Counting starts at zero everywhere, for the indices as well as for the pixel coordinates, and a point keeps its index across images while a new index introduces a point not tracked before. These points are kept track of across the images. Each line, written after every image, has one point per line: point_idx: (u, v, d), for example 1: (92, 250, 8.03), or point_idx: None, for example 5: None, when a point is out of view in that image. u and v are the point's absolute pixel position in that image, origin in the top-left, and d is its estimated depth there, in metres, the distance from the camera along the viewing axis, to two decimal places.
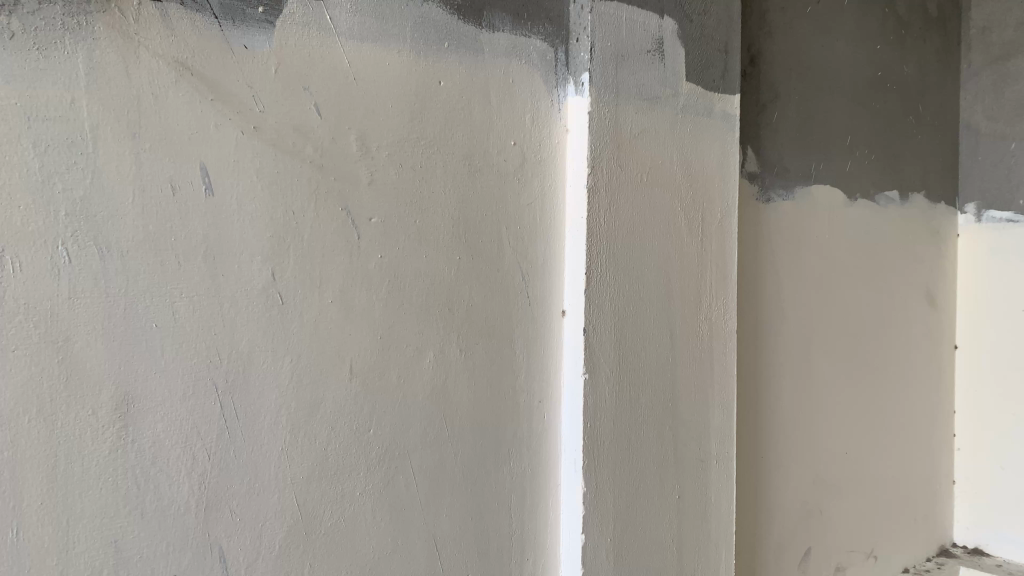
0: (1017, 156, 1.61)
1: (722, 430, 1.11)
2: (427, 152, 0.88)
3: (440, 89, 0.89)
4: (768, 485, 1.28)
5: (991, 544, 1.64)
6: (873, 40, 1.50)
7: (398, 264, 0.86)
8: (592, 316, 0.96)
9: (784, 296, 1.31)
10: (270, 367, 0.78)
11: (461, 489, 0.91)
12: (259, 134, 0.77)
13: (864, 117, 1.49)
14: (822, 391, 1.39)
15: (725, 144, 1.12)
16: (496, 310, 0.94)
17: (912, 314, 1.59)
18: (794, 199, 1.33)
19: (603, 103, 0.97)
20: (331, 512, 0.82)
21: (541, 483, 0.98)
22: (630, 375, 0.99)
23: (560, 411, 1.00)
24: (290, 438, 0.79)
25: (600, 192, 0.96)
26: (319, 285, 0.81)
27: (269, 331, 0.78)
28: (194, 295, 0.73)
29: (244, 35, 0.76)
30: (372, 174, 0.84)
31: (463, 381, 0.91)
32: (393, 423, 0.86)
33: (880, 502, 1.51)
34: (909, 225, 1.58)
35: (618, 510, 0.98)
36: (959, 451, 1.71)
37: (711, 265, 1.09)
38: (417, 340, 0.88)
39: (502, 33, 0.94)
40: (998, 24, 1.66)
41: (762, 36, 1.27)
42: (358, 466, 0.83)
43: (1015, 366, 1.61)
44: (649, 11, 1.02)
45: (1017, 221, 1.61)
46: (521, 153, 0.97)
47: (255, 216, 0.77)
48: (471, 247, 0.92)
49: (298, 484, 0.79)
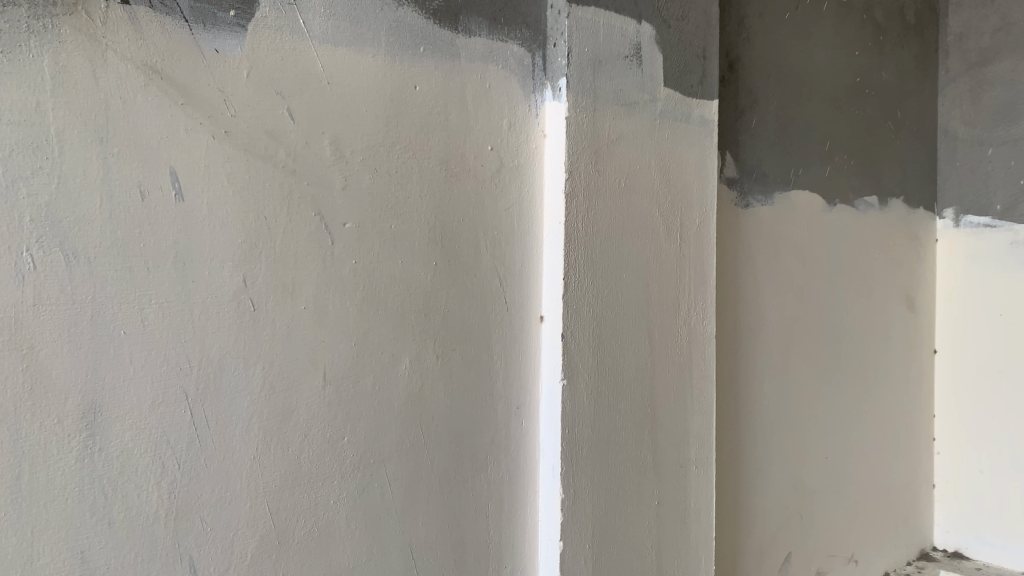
0: (994, 161, 1.63)
1: (701, 435, 1.11)
2: (403, 157, 0.88)
3: (415, 93, 0.89)
4: (748, 490, 1.28)
5: (970, 548, 1.65)
6: (851, 46, 1.51)
7: (373, 269, 0.85)
8: (570, 321, 0.95)
9: (763, 300, 1.32)
10: (242, 374, 0.77)
11: (438, 497, 0.90)
12: (231, 138, 0.76)
13: (843, 123, 1.50)
14: (802, 395, 1.39)
15: (703, 150, 1.12)
16: (473, 315, 0.94)
17: (892, 319, 1.60)
18: (773, 204, 1.33)
19: (580, 108, 0.97)
20: (304, 521, 0.81)
21: (519, 489, 0.98)
22: (608, 380, 0.99)
23: (539, 418, 0.99)
24: (262, 446, 0.78)
25: (578, 197, 0.96)
26: (292, 291, 0.80)
27: (242, 337, 0.77)
28: (163, 301, 0.72)
29: (215, 39, 0.75)
30: (346, 178, 0.83)
31: (440, 388, 0.91)
32: (368, 431, 0.85)
33: (860, 507, 1.51)
34: (888, 229, 1.59)
35: (597, 516, 0.97)
36: (939, 455, 1.71)
37: (689, 270, 1.09)
38: (392, 346, 0.87)
39: (478, 37, 0.94)
40: (975, 31, 1.68)
41: (741, 42, 1.27)
42: (332, 475, 0.82)
43: (993, 370, 1.62)
44: (626, 17, 1.02)
45: (995, 225, 1.62)
46: (498, 158, 0.97)
47: (227, 221, 0.76)
48: (448, 252, 0.92)
49: (271, 493, 0.78)
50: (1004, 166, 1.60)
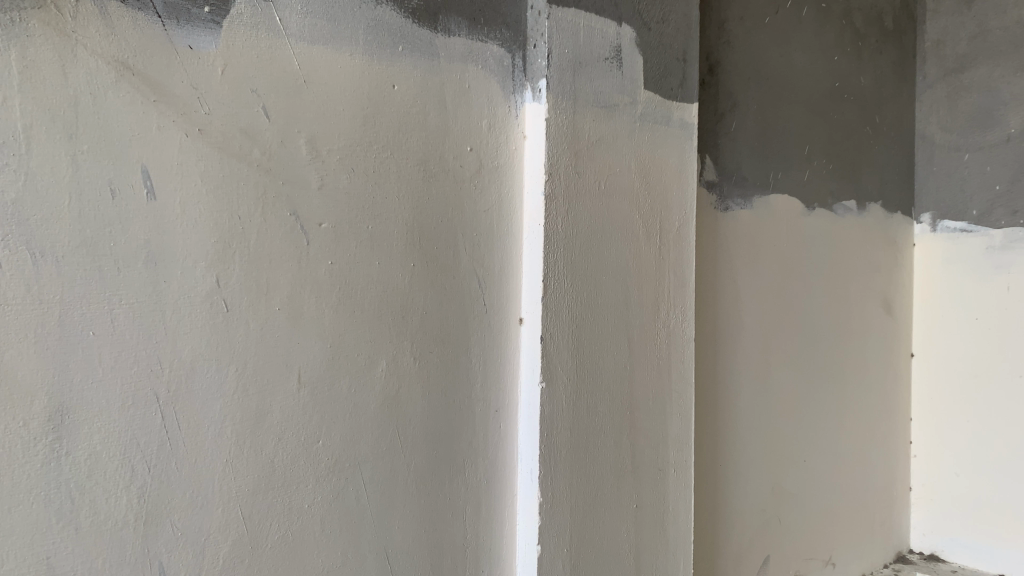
0: (970, 167, 1.64)
1: (680, 438, 1.10)
2: (380, 157, 0.87)
3: (394, 93, 0.88)
4: (726, 493, 1.28)
5: (946, 550, 1.66)
6: (830, 51, 1.52)
7: (350, 271, 0.85)
8: (549, 324, 0.95)
9: (742, 303, 1.32)
10: (215, 376, 0.76)
11: (414, 500, 0.89)
12: (204, 136, 0.75)
13: (822, 127, 1.50)
14: (781, 398, 1.40)
15: (683, 152, 1.12)
16: (451, 317, 0.93)
17: (870, 322, 1.61)
18: (752, 208, 1.34)
19: (560, 110, 0.96)
20: (278, 526, 0.79)
21: (496, 493, 0.97)
22: (587, 383, 0.98)
23: (518, 421, 0.98)
24: (235, 449, 0.77)
25: (558, 198, 0.96)
26: (266, 292, 0.79)
27: (214, 338, 0.76)
28: (134, 301, 0.71)
29: (189, 35, 0.74)
30: (322, 177, 0.82)
31: (417, 391, 0.90)
32: (344, 434, 0.84)
33: (837, 509, 1.52)
34: (866, 233, 1.60)
35: (575, 520, 0.97)
36: (915, 458, 1.72)
37: (669, 272, 1.09)
38: (369, 348, 0.86)
39: (457, 37, 0.93)
40: (952, 38, 1.70)
41: (721, 45, 1.27)
42: (307, 478, 0.81)
43: (970, 374, 1.63)
44: (607, 18, 1.02)
45: (971, 230, 1.63)
46: (478, 159, 0.96)
47: (200, 221, 0.75)
48: (426, 253, 0.91)
49: (243, 497, 0.77)
50: (980, 171, 1.62)
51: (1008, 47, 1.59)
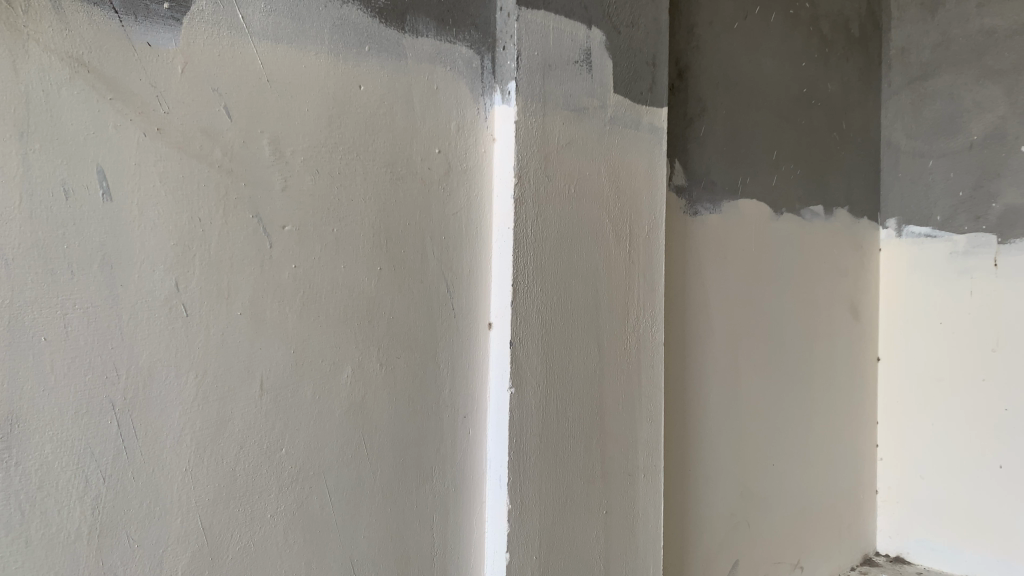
0: (935, 173, 1.68)
1: (649, 443, 1.10)
2: (346, 158, 0.85)
3: (360, 93, 0.87)
4: (696, 497, 1.28)
5: (912, 552, 1.67)
6: (798, 57, 1.53)
7: (314, 274, 0.83)
8: (519, 328, 0.94)
9: (710, 307, 1.32)
10: (173, 382, 0.73)
11: (381, 508, 0.88)
12: (163, 136, 0.73)
13: (790, 132, 1.51)
14: (749, 402, 1.40)
15: (652, 156, 1.12)
16: (419, 322, 0.92)
17: (837, 326, 1.62)
18: (721, 213, 1.34)
19: (530, 113, 0.96)
20: (239, 536, 0.77)
21: (464, 500, 0.95)
22: (557, 387, 0.97)
23: (486, 427, 0.97)
24: (194, 458, 0.75)
25: (527, 202, 0.95)
26: (227, 297, 0.77)
27: (173, 345, 0.73)
28: (88, 306, 0.69)
29: (147, 32, 0.72)
30: (285, 178, 0.81)
31: (383, 397, 0.88)
32: (307, 441, 0.82)
33: (805, 513, 1.52)
34: (833, 238, 1.62)
35: (545, 526, 0.96)
36: (881, 461, 1.74)
37: (638, 276, 1.09)
38: (333, 353, 0.84)
39: (425, 38, 0.92)
40: (916, 46, 1.73)
41: (691, 50, 1.27)
42: (269, 486, 0.79)
43: (934, 378, 1.66)
44: (577, 21, 1.01)
45: (936, 236, 1.66)
46: (445, 161, 0.95)
47: (158, 223, 0.73)
48: (393, 257, 0.89)
49: (203, 507, 0.75)
50: (944, 177, 1.66)
51: (970, 55, 1.63)
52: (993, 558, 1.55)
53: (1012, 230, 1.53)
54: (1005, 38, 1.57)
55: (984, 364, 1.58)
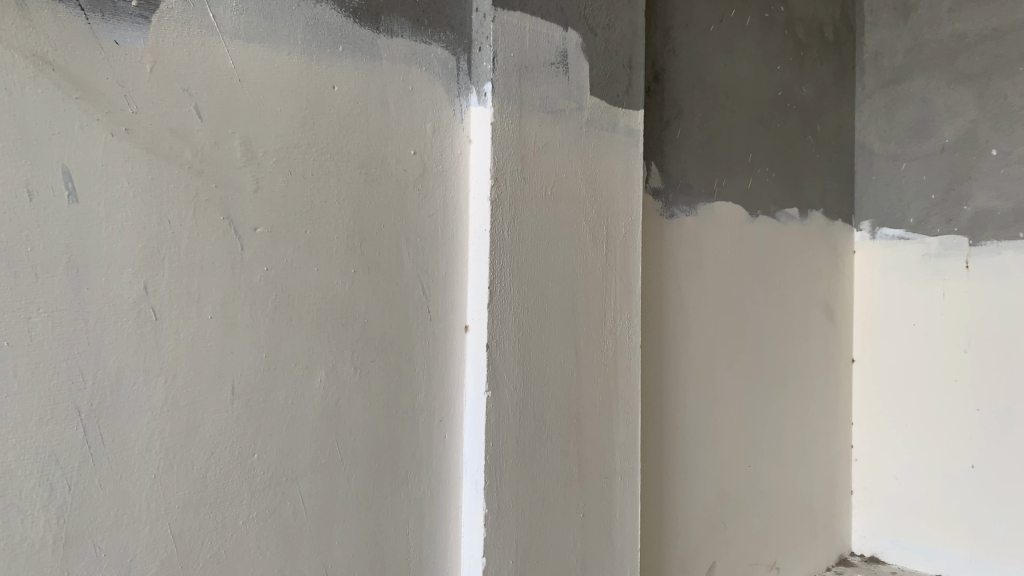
0: (907, 176, 1.70)
1: (626, 445, 1.10)
2: (320, 159, 0.84)
3: (334, 94, 0.86)
4: (673, 499, 1.28)
5: (886, 552, 1.69)
6: (774, 60, 1.54)
7: (286, 277, 0.82)
8: (495, 330, 0.93)
9: (687, 309, 1.32)
10: (142, 388, 0.72)
11: (355, 515, 0.86)
12: (132, 136, 0.72)
13: (765, 135, 1.52)
14: (725, 404, 1.40)
15: (629, 159, 1.12)
16: (394, 325, 0.91)
17: (812, 327, 1.63)
18: (697, 215, 1.34)
19: (506, 114, 0.95)
20: (210, 544, 0.76)
21: (440, 504, 0.95)
22: (534, 391, 0.97)
23: (462, 430, 0.97)
24: (164, 465, 0.73)
25: (503, 204, 0.94)
26: (197, 300, 0.75)
27: (141, 350, 0.72)
28: (53, 310, 0.67)
29: (115, 30, 0.70)
30: (257, 180, 0.80)
31: (358, 401, 0.87)
32: (280, 447, 0.81)
33: (781, 514, 1.53)
34: (808, 240, 1.63)
35: (521, 530, 0.95)
36: (856, 462, 1.75)
37: (616, 278, 1.09)
38: (307, 357, 0.83)
39: (401, 38, 0.91)
40: (889, 50, 1.75)
41: (667, 53, 1.28)
42: (241, 493, 0.78)
43: (908, 379, 1.67)
44: (553, 23, 1.01)
45: (909, 238, 1.68)
46: (421, 163, 0.94)
47: (126, 225, 0.71)
48: (368, 259, 0.88)
49: (173, 514, 0.74)
50: (916, 180, 1.68)
51: (942, 60, 1.65)
52: (965, 557, 1.57)
53: (983, 232, 1.55)
54: (976, 43, 1.60)
55: (956, 365, 1.59)
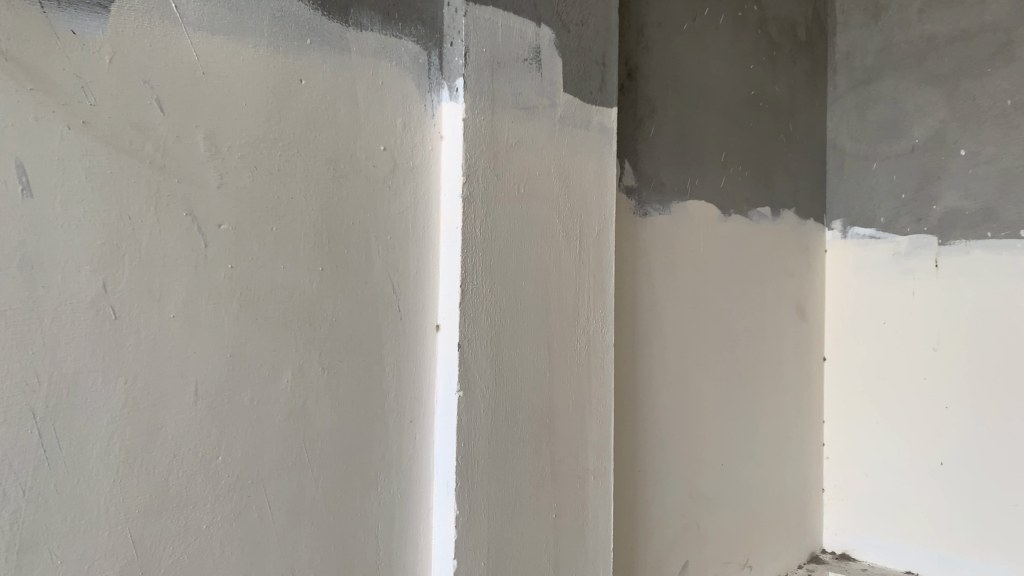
0: (878, 175, 1.71)
1: (600, 445, 1.09)
2: (286, 155, 0.83)
3: (301, 88, 0.84)
4: (646, 498, 1.28)
5: (857, 549, 1.70)
6: (746, 60, 1.54)
7: (252, 274, 0.80)
8: (466, 330, 0.92)
9: (660, 307, 1.32)
10: (101, 389, 0.70)
11: (323, 518, 0.85)
12: (90, 129, 0.69)
13: (738, 134, 1.52)
14: (698, 403, 1.40)
15: (602, 156, 1.11)
16: (363, 324, 0.89)
17: (784, 326, 1.64)
18: (670, 214, 1.34)
19: (478, 110, 0.94)
20: (172, 549, 0.74)
21: (410, 506, 0.93)
22: (506, 390, 0.96)
23: (433, 431, 0.95)
24: (124, 468, 0.71)
25: (475, 201, 0.93)
26: (159, 299, 0.73)
27: (99, 351, 0.70)
28: (5, 309, 0.65)
29: (72, 19, 0.68)
30: (222, 175, 0.78)
31: (326, 402, 0.85)
32: (246, 449, 0.79)
33: (753, 513, 1.53)
34: (780, 239, 1.63)
35: (493, 531, 0.94)
36: (828, 459, 1.76)
37: (589, 277, 1.08)
38: (273, 357, 0.81)
39: (370, 32, 0.89)
40: (861, 50, 1.76)
41: (640, 50, 1.27)
42: (204, 497, 0.76)
43: (878, 377, 1.68)
44: (525, 19, 0.99)
45: (880, 237, 1.69)
46: (391, 159, 0.92)
47: (84, 221, 0.69)
48: (336, 257, 0.87)
49: (134, 519, 0.71)
50: (887, 179, 1.69)
51: (912, 60, 1.66)
52: (934, 553, 1.58)
53: (952, 232, 1.57)
54: (945, 44, 1.61)
55: (925, 364, 1.61)
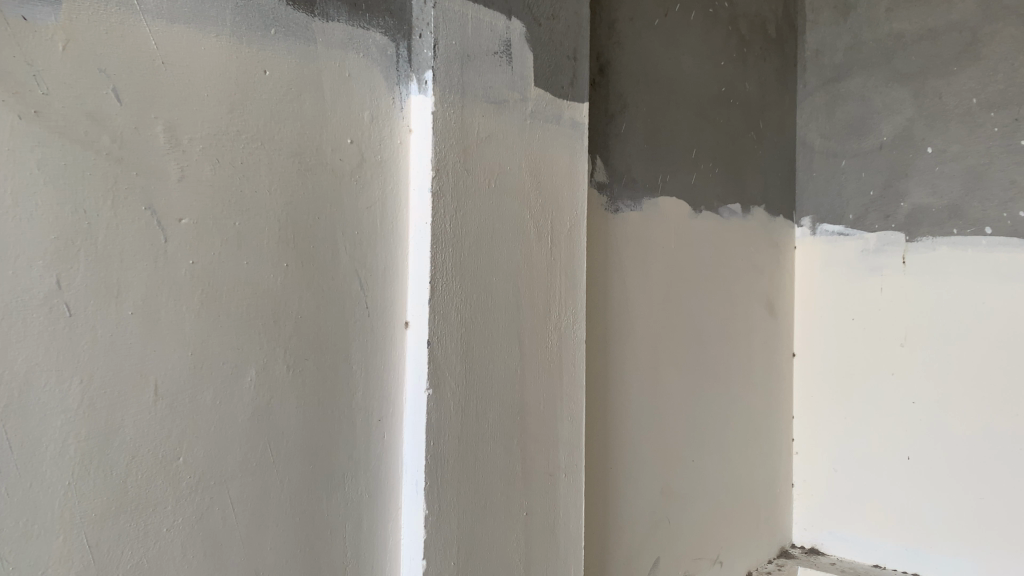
0: (847, 173, 1.72)
1: (571, 442, 1.08)
2: (250, 148, 0.80)
3: (265, 79, 0.82)
4: (617, 496, 1.27)
5: (825, 543, 1.72)
6: (717, 56, 1.54)
7: (213, 270, 0.77)
8: (436, 327, 0.90)
9: (631, 303, 1.31)
10: (54, 389, 0.67)
11: (288, 519, 0.83)
12: (42, 119, 0.67)
13: (709, 130, 1.52)
14: (669, 400, 1.40)
15: (573, 152, 1.10)
16: (330, 321, 0.87)
17: (754, 322, 1.65)
18: (641, 210, 1.34)
19: (447, 103, 0.92)
20: (131, 554, 0.71)
21: (378, 506, 0.92)
22: (477, 389, 0.94)
23: (402, 429, 0.94)
24: (80, 470, 0.68)
25: (445, 196, 0.91)
26: (116, 295, 0.71)
27: (53, 349, 0.67)
28: None
29: (22, 4, 0.65)
30: (182, 168, 0.75)
31: (291, 401, 0.83)
32: (208, 449, 0.77)
33: (724, 509, 1.54)
34: (750, 235, 1.64)
35: (462, 531, 0.93)
36: (797, 455, 1.78)
37: (561, 274, 1.07)
38: (236, 356, 0.79)
39: (337, 23, 0.87)
40: (830, 48, 1.77)
41: (611, 45, 1.26)
42: (165, 499, 0.74)
43: (847, 372, 1.70)
44: (496, 11, 0.98)
45: (848, 234, 1.70)
46: (358, 153, 0.91)
47: (36, 215, 0.66)
48: (301, 253, 0.85)
49: (90, 523, 0.69)
50: (856, 177, 1.70)
51: (880, 59, 1.68)
52: (900, 546, 1.60)
53: (919, 228, 1.58)
54: (912, 43, 1.63)
55: (893, 359, 1.62)
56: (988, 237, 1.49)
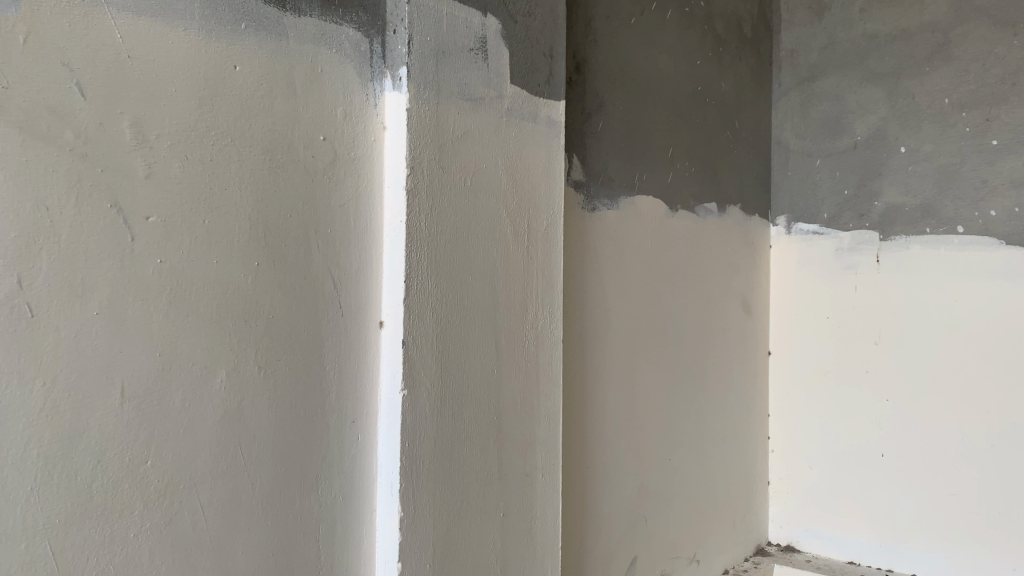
0: (821, 172, 1.73)
1: (548, 442, 1.08)
2: (220, 144, 0.79)
3: (235, 75, 0.80)
4: (594, 496, 1.27)
5: (801, 540, 1.73)
6: (693, 55, 1.54)
7: (181, 269, 0.76)
8: (411, 326, 0.89)
9: (608, 302, 1.31)
10: (14, 392, 0.65)
11: (260, 523, 0.81)
12: (2, 114, 0.64)
13: (685, 129, 1.52)
14: (646, 399, 1.40)
15: (550, 150, 1.09)
16: (303, 321, 0.86)
17: (730, 320, 1.65)
18: (618, 209, 1.33)
19: (422, 100, 0.91)
20: (97, 560, 0.70)
21: (352, 509, 0.90)
22: (452, 389, 0.93)
23: (376, 430, 0.92)
24: (42, 475, 0.66)
25: (420, 195, 0.90)
26: (81, 295, 0.69)
27: (14, 351, 0.65)
28: None
29: None
30: (149, 165, 0.73)
31: (262, 403, 0.82)
32: (177, 452, 0.75)
33: (700, 508, 1.54)
34: (726, 234, 1.64)
35: (438, 533, 0.92)
36: (773, 452, 1.78)
37: (537, 273, 1.06)
38: (206, 357, 0.77)
39: (309, 17, 0.86)
40: (805, 48, 1.78)
41: (588, 43, 1.26)
42: (132, 504, 0.72)
43: (822, 370, 1.71)
44: (471, 8, 0.97)
45: (823, 233, 1.71)
46: (332, 150, 0.89)
47: None
48: (273, 252, 0.83)
49: (54, 529, 0.67)
50: (830, 176, 1.71)
51: (854, 59, 1.69)
52: (875, 543, 1.61)
53: (893, 227, 1.60)
54: (886, 43, 1.64)
55: (868, 357, 1.64)
56: (960, 236, 1.50)
